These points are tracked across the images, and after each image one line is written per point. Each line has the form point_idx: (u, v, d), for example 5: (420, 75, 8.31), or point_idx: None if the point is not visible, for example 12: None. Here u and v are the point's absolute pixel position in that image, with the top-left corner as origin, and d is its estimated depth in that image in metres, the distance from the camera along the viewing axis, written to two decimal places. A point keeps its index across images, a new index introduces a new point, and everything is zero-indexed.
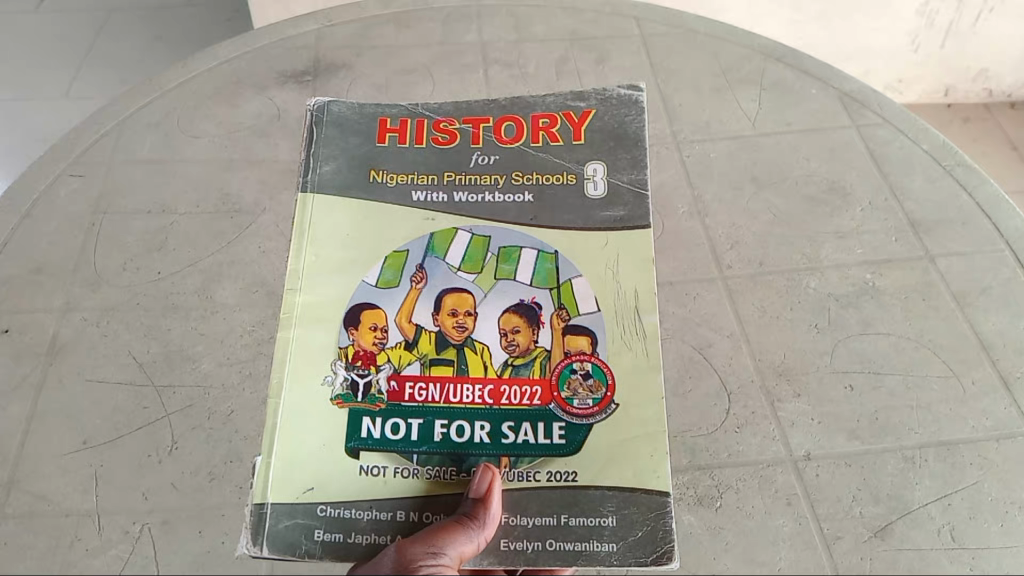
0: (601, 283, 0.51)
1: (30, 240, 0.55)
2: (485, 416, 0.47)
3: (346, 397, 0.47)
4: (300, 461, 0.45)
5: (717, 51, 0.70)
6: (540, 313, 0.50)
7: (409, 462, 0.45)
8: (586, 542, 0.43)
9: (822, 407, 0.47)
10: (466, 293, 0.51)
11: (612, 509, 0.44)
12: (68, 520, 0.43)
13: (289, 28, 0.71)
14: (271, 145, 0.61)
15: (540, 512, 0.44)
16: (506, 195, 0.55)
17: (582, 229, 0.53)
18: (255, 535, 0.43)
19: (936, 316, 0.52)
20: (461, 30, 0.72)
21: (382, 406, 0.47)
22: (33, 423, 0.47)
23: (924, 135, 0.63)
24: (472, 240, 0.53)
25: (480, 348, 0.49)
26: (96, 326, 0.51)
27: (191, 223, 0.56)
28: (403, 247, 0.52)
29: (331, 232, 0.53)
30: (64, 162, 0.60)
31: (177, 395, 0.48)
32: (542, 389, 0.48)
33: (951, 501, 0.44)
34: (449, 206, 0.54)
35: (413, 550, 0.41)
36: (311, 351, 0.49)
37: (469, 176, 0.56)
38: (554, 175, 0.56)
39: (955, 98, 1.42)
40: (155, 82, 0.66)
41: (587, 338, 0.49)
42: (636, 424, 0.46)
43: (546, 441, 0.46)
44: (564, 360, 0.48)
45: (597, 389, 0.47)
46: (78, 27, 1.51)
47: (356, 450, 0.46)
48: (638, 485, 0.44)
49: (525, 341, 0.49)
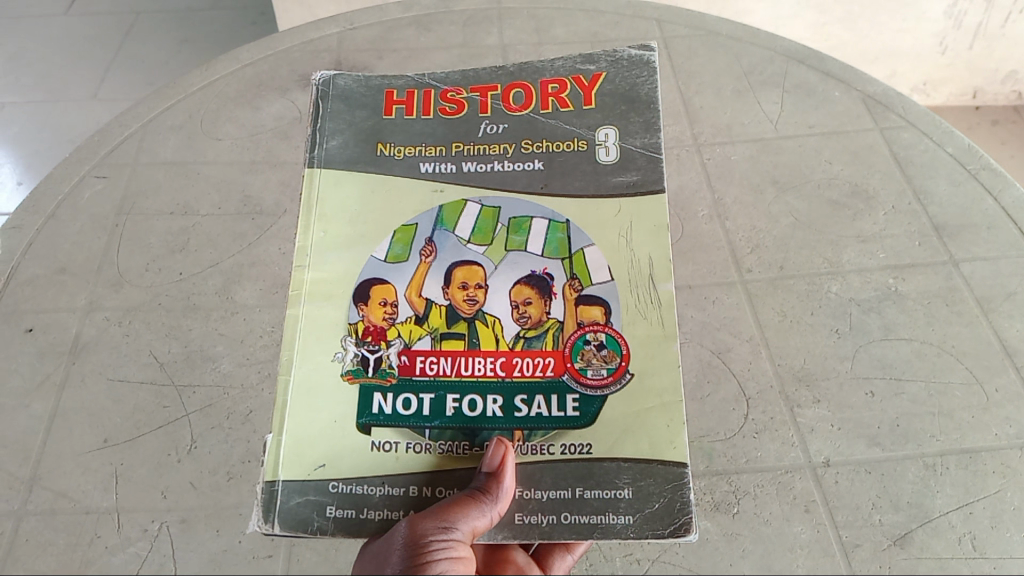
0: (614, 251, 0.51)
1: (55, 241, 0.56)
2: (497, 389, 0.47)
3: (356, 372, 0.47)
4: (310, 437, 0.45)
5: (740, 53, 0.69)
6: (552, 284, 0.50)
7: (421, 437, 0.46)
8: (601, 515, 0.43)
9: (842, 413, 0.47)
10: (476, 266, 0.51)
11: (627, 480, 0.44)
12: (88, 517, 0.44)
13: (311, 30, 0.72)
14: (293, 148, 0.62)
15: (555, 484, 0.44)
16: (516, 163, 0.55)
17: (594, 197, 0.53)
18: (266, 512, 0.43)
19: (959, 322, 0.51)
20: (482, 32, 0.72)
21: (393, 381, 0.47)
22: (55, 421, 0.48)
23: (949, 138, 0.62)
24: (482, 213, 0.53)
25: (491, 321, 0.49)
26: (118, 326, 0.52)
27: (213, 224, 0.57)
28: (411, 221, 0.53)
29: (340, 208, 0.53)
30: (89, 163, 0.61)
31: (197, 395, 0.48)
32: (555, 360, 0.48)
33: (972, 510, 0.43)
34: (460, 177, 0.55)
35: (425, 525, 0.41)
36: (320, 327, 0.49)
37: (479, 146, 0.56)
38: (565, 142, 0.56)
39: (984, 100, 1.40)
40: (179, 86, 0.66)
41: (600, 308, 0.49)
42: (652, 395, 0.46)
43: (559, 413, 0.46)
44: (577, 331, 0.49)
45: (612, 359, 0.47)
46: (108, 31, 1.53)
47: (366, 425, 0.46)
48: (654, 456, 0.44)
49: (536, 313, 0.49)
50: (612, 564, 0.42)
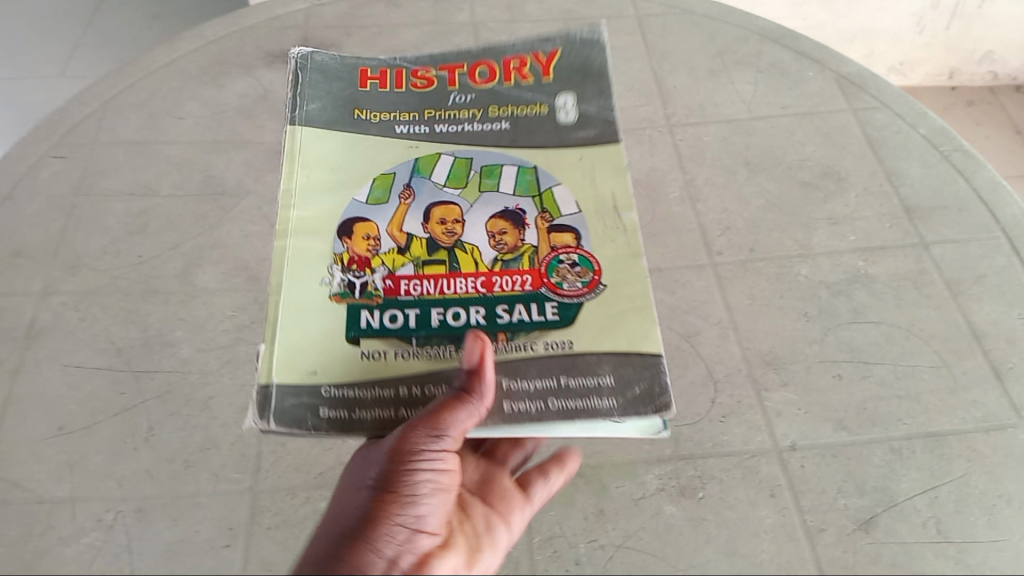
0: (579, 188, 0.51)
1: (10, 222, 0.55)
2: (479, 301, 0.46)
3: (343, 293, 0.46)
4: (300, 347, 0.44)
5: (714, 33, 0.70)
6: (526, 217, 0.50)
7: (408, 345, 0.45)
8: (586, 399, 0.43)
9: (810, 396, 0.47)
10: (453, 205, 0.50)
11: (607, 369, 0.43)
12: (41, 507, 0.42)
13: (278, 6, 0.71)
14: (258, 126, 0.61)
15: (544, 374, 0.43)
16: (485, 124, 0.54)
17: (557, 147, 0.53)
18: (262, 410, 0.42)
19: (928, 304, 0.51)
20: (453, 9, 0.72)
21: (378, 300, 0.46)
22: (8, 408, 0.46)
23: (921, 120, 0.63)
24: (457, 161, 0.52)
25: (469, 248, 0.48)
26: (74, 310, 0.50)
27: (173, 205, 0.56)
28: (390, 169, 0.52)
29: (320, 154, 0.52)
30: (46, 143, 0.59)
31: (155, 380, 0.47)
32: (532, 276, 0.47)
33: (938, 494, 0.43)
34: (435, 134, 0.54)
35: (407, 439, 0.39)
36: (306, 257, 0.48)
37: (447, 106, 0.55)
38: (528, 106, 0.55)
39: (960, 81, 1.40)
40: (141, 63, 0.65)
41: (571, 234, 0.49)
42: (623, 301, 0.46)
43: (539, 317, 0.45)
44: (552, 253, 0.48)
45: (584, 274, 0.47)
46: (77, 4, 1.49)
47: (356, 338, 0.45)
48: (631, 348, 0.44)
49: (512, 240, 0.49)
50: (576, 550, 0.41)
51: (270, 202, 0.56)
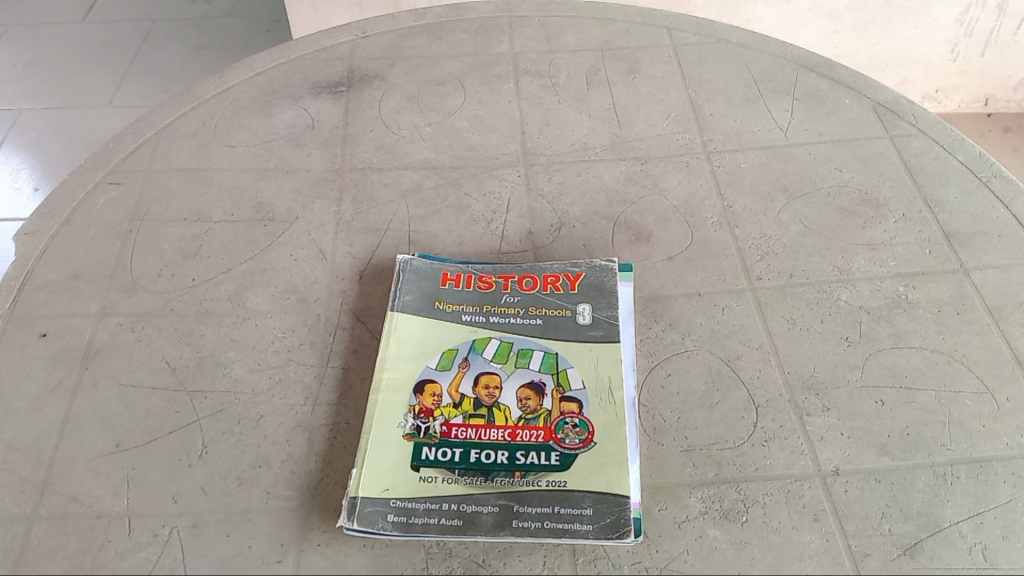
0: (580, 363, 0.49)
1: (69, 247, 0.57)
2: (486, 441, 0.46)
3: (415, 433, 0.46)
4: (373, 450, 0.45)
5: (751, 61, 0.72)
6: (537, 386, 0.48)
7: (448, 473, 0.44)
8: (567, 528, 0.42)
9: (853, 421, 0.47)
10: (494, 372, 0.49)
11: (591, 502, 0.43)
12: (99, 521, 0.43)
13: (324, 39, 0.74)
14: (305, 155, 0.63)
15: (541, 502, 0.43)
16: (514, 267, 0.55)
17: (559, 312, 0.52)
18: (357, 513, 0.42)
19: (970, 330, 0.51)
20: (493, 40, 0.75)
21: (428, 437, 0.46)
22: (67, 425, 0.47)
23: (959, 146, 0.63)
24: (501, 341, 0.50)
25: (480, 396, 0.48)
26: (131, 331, 0.52)
27: (225, 231, 0.58)
28: (457, 345, 0.50)
29: (415, 336, 0.51)
30: (103, 171, 0.62)
31: (209, 400, 0.48)
32: (538, 433, 0.46)
33: (983, 520, 0.43)
34: (491, 325, 0.51)
35: None
36: (387, 363, 0.49)
37: (498, 305, 0.52)
38: (560, 272, 0.54)
39: (996, 108, 1.38)
40: (193, 95, 0.69)
41: (575, 404, 0.47)
42: (604, 455, 0.45)
43: (541, 463, 0.45)
44: (556, 415, 0.47)
45: (580, 433, 0.46)
46: (125, 38, 1.55)
47: (416, 465, 0.45)
48: (607, 489, 0.43)
49: (529, 405, 0.47)
50: (620, 572, 0.41)
51: (318, 230, 0.58)
